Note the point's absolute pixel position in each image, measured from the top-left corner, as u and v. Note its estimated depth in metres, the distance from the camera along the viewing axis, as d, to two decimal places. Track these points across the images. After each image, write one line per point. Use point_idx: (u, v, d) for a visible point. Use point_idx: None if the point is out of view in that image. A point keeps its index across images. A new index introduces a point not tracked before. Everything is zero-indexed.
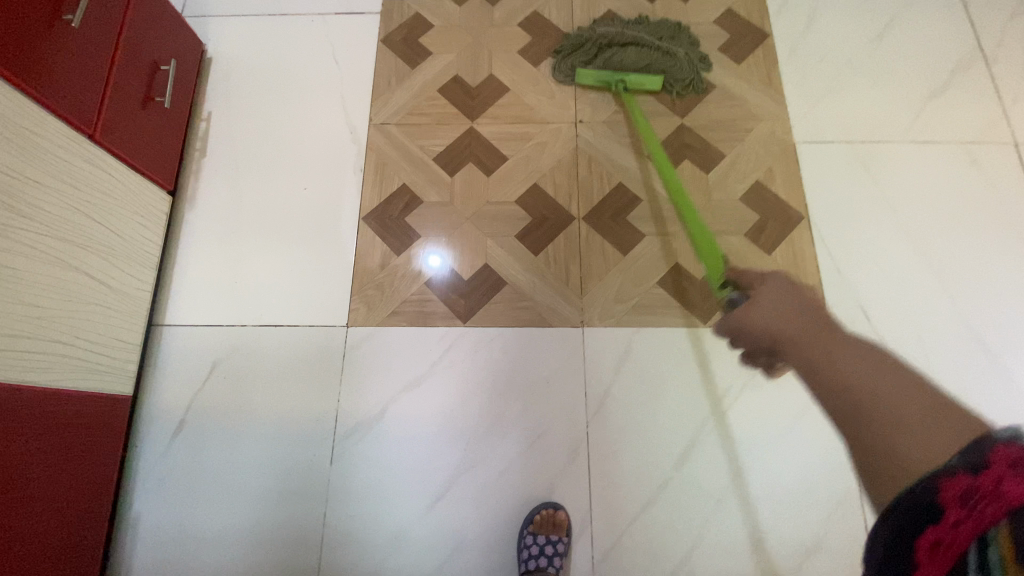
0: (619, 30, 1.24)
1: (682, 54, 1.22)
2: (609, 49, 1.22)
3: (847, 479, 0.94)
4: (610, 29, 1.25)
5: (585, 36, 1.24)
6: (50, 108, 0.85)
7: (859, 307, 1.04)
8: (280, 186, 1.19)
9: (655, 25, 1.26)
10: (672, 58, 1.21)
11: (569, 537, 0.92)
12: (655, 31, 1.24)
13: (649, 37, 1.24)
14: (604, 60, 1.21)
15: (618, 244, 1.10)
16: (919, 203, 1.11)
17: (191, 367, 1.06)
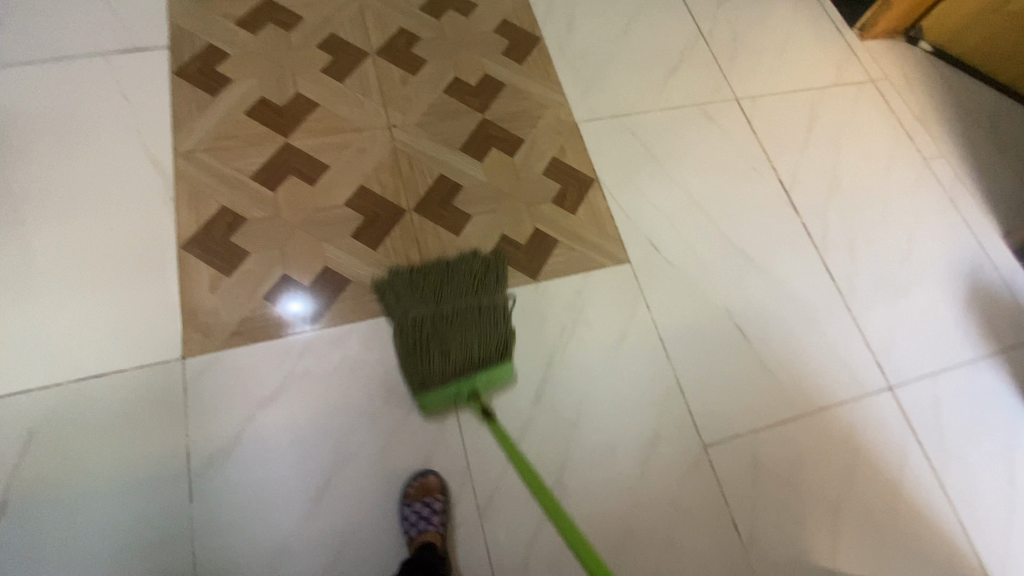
0: (433, 305, 1.06)
1: (501, 294, 1.09)
2: (441, 342, 1.01)
3: (670, 379, 1.13)
4: (421, 300, 1.06)
5: (407, 340, 1.01)
6: None
7: (649, 241, 1.26)
8: (82, 230, 1.11)
9: (461, 275, 1.10)
10: (499, 318, 1.05)
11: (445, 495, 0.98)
12: (473, 294, 1.08)
13: (462, 283, 1.09)
14: (443, 367, 0.99)
15: (450, 227, 1.21)
16: (680, 156, 1.39)
17: (3, 439, 0.94)
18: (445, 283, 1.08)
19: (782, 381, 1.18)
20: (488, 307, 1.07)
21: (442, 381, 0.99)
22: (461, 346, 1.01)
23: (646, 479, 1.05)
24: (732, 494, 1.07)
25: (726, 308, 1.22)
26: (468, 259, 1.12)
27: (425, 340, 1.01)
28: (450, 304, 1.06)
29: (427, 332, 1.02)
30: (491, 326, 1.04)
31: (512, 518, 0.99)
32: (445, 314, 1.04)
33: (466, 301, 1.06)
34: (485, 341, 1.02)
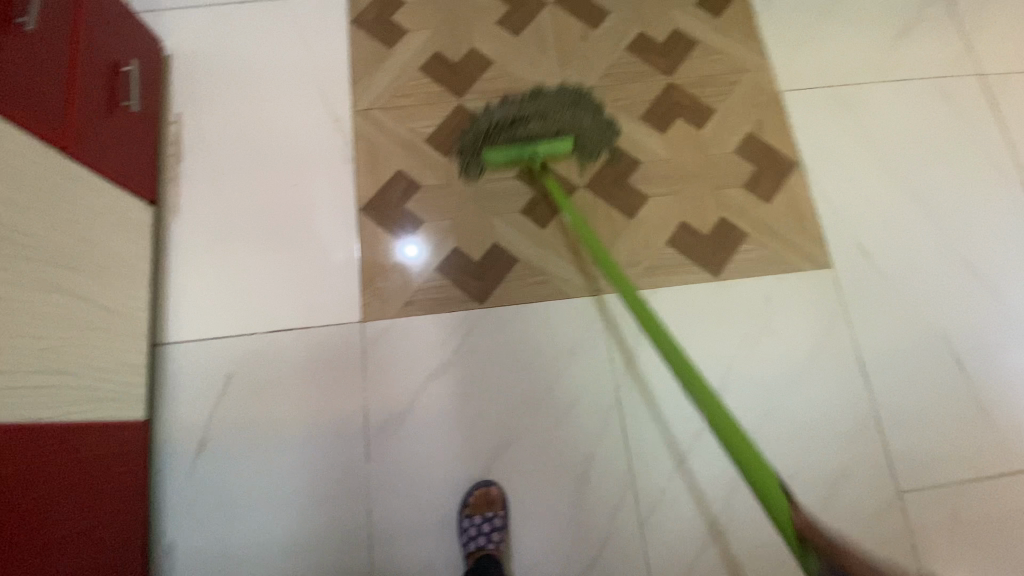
0: (517, 106, 1.13)
1: (586, 105, 1.15)
2: (513, 128, 1.11)
3: (864, 408, 1.00)
4: (509, 103, 1.15)
5: (483, 130, 1.11)
6: (24, 125, 0.79)
7: (855, 244, 1.08)
8: (268, 184, 1.13)
9: (554, 94, 1.15)
10: (575, 117, 1.12)
11: (506, 510, 0.95)
12: (557, 103, 1.14)
13: (551, 97, 1.15)
14: (510, 132, 1.11)
15: (625, 209, 1.11)
16: (903, 141, 1.16)
17: (206, 382, 1.02)
18: (535, 94, 1.15)
19: (1003, 428, 1.00)
20: (569, 122, 1.12)
21: (509, 141, 1.10)
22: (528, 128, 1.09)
23: (826, 516, 0.95)
24: (926, 549, 0.94)
25: (942, 333, 1.04)
26: (565, 89, 1.17)
27: (503, 129, 1.11)
28: (533, 107, 1.12)
29: (504, 123, 1.11)
30: (564, 117, 1.12)
31: (674, 531, 0.95)
32: (526, 113, 1.12)
33: (549, 110, 1.12)
34: (554, 124, 1.11)
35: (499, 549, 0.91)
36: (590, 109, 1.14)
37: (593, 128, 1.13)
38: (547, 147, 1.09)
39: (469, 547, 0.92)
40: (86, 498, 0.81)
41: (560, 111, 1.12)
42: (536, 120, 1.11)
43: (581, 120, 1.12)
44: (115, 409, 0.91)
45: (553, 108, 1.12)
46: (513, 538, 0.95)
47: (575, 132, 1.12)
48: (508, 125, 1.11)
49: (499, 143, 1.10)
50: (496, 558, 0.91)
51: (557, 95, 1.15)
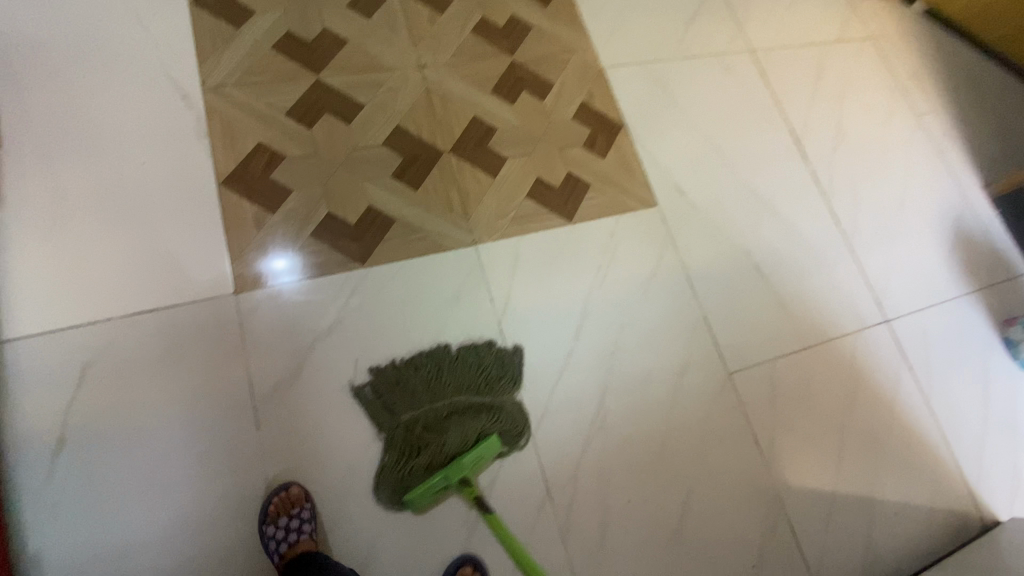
0: (427, 402, 1.02)
1: (506, 393, 1.07)
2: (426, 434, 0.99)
3: (698, 312, 1.22)
4: (419, 402, 1.02)
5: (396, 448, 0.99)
6: None
7: (675, 186, 1.32)
8: (111, 165, 1.06)
9: (451, 368, 1.06)
10: (499, 415, 1.04)
11: (312, 502, 0.94)
12: (474, 390, 1.05)
13: (461, 377, 1.05)
14: (427, 458, 0.98)
15: (487, 169, 1.23)
16: (701, 104, 1.43)
17: (56, 375, 0.93)
18: (440, 382, 1.04)
19: (796, 315, 1.28)
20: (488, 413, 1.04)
21: (428, 473, 0.97)
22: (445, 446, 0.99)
23: (679, 404, 1.14)
24: (754, 416, 1.18)
25: (747, 249, 1.31)
26: (481, 362, 1.08)
27: (417, 434, 0.99)
28: (446, 398, 1.03)
29: (417, 426, 1.00)
30: (492, 427, 1.03)
31: (561, 437, 1.08)
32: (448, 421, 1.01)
33: (467, 404, 1.04)
34: (477, 426, 1.01)
35: (312, 540, 0.90)
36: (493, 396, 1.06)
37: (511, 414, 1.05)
38: (471, 458, 0.97)
39: (282, 548, 0.90)
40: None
41: (470, 423, 1.02)
42: (457, 426, 1.00)
43: (506, 418, 1.05)
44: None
45: (460, 390, 1.04)
46: None
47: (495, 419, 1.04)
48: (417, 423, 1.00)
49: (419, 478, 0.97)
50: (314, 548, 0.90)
51: (472, 371, 1.06)
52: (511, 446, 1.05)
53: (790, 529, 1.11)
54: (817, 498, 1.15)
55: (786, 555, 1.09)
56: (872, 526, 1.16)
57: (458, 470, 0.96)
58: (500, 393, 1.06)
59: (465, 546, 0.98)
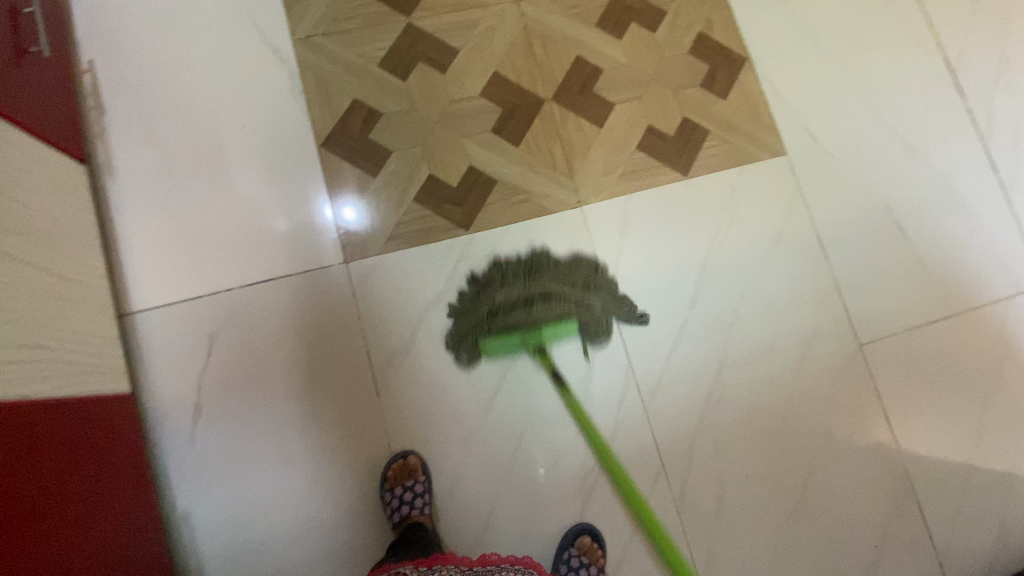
0: (523, 278, 0.99)
1: (601, 296, 1.03)
2: (514, 303, 0.97)
3: (826, 277, 1.12)
4: (504, 280, 0.99)
5: (483, 309, 0.97)
6: None
7: (806, 131, 1.17)
8: (211, 128, 1.03)
9: (553, 259, 1.01)
10: (590, 310, 1.00)
11: (427, 476, 0.96)
12: (569, 284, 1.00)
13: (560, 269, 1.01)
14: (511, 319, 0.96)
15: (593, 118, 1.12)
16: (836, 30, 1.23)
17: (185, 345, 0.95)
18: (531, 265, 1.00)
19: (937, 278, 1.14)
20: (581, 307, 1.00)
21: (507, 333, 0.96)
22: (532, 315, 0.96)
23: (802, 375, 1.08)
24: (884, 390, 1.09)
25: (884, 204, 1.16)
26: (567, 259, 1.04)
27: (506, 301, 0.97)
28: (542, 280, 0.99)
29: (509, 298, 0.97)
30: (578, 310, 0.99)
31: (676, 409, 1.04)
32: (533, 294, 0.97)
33: (554, 284, 0.99)
34: (562, 304, 0.98)
35: (424, 514, 0.93)
36: (590, 292, 1.01)
37: (606, 314, 1.02)
38: (551, 332, 0.96)
39: (396, 516, 0.92)
40: (58, 510, 0.66)
41: (565, 304, 0.98)
42: (542, 301, 0.97)
43: (592, 307, 1.01)
44: (76, 394, 0.76)
45: (558, 277, 1.00)
46: (532, 443, 0.99)
47: (586, 314, 1.00)
48: (511, 293, 0.98)
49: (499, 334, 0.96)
50: (424, 521, 0.93)
51: (569, 267, 1.02)
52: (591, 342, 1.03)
53: (918, 511, 1.06)
54: (951, 479, 1.07)
55: (912, 537, 1.05)
56: (1010, 508, 1.08)
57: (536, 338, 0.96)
58: (598, 295, 1.02)
59: (581, 516, 0.98)
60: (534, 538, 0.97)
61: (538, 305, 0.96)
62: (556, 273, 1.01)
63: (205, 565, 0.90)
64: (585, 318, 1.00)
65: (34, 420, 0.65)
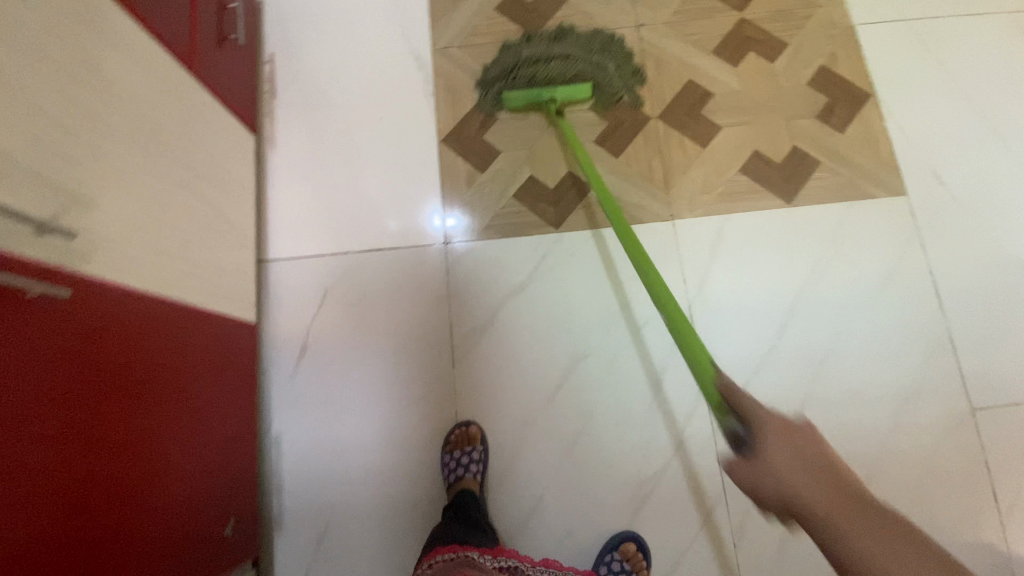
0: (548, 43, 1.17)
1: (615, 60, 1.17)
2: (538, 69, 1.15)
3: (939, 328, 1.02)
4: (532, 41, 1.18)
5: (510, 68, 1.16)
6: (168, 47, 0.87)
7: (932, 173, 1.10)
8: (356, 116, 1.21)
9: (578, 36, 1.18)
10: (603, 68, 1.15)
11: (484, 448, 1.00)
12: (586, 48, 1.17)
13: (581, 37, 1.18)
14: (532, 73, 1.15)
15: (697, 138, 1.14)
16: (981, 72, 1.15)
17: (304, 293, 1.11)
18: (557, 33, 1.18)
19: None
20: (594, 67, 1.15)
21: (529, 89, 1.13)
22: (549, 69, 1.14)
23: (897, 430, 0.99)
24: (999, 465, 0.96)
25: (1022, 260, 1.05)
26: (589, 31, 1.20)
27: (531, 57, 1.16)
28: (565, 45, 1.17)
29: (535, 54, 1.15)
30: (591, 68, 1.14)
31: None
32: (553, 53, 1.15)
33: (574, 49, 1.16)
34: (578, 62, 1.15)
35: (475, 480, 0.96)
36: (606, 56, 1.17)
37: (619, 78, 1.16)
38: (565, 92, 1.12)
39: (451, 478, 0.98)
40: (176, 401, 0.80)
41: (579, 60, 1.15)
42: (561, 59, 1.14)
43: (606, 66, 1.15)
44: (212, 315, 0.92)
45: (579, 47, 1.17)
46: (591, 440, 1.01)
47: (600, 74, 1.14)
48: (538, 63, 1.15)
49: (520, 87, 1.15)
50: (474, 488, 0.96)
51: (589, 36, 1.18)
52: (602, 105, 1.16)
53: None
54: None
55: None
56: None
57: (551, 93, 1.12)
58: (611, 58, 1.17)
59: (629, 525, 0.97)
60: (578, 535, 0.97)
61: (556, 70, 1.14)
62: (578, 45, 1.17)
63: (283, 488, 1.02)
64: (598, 78, 1.14)
65: (171, 324, 0.80)
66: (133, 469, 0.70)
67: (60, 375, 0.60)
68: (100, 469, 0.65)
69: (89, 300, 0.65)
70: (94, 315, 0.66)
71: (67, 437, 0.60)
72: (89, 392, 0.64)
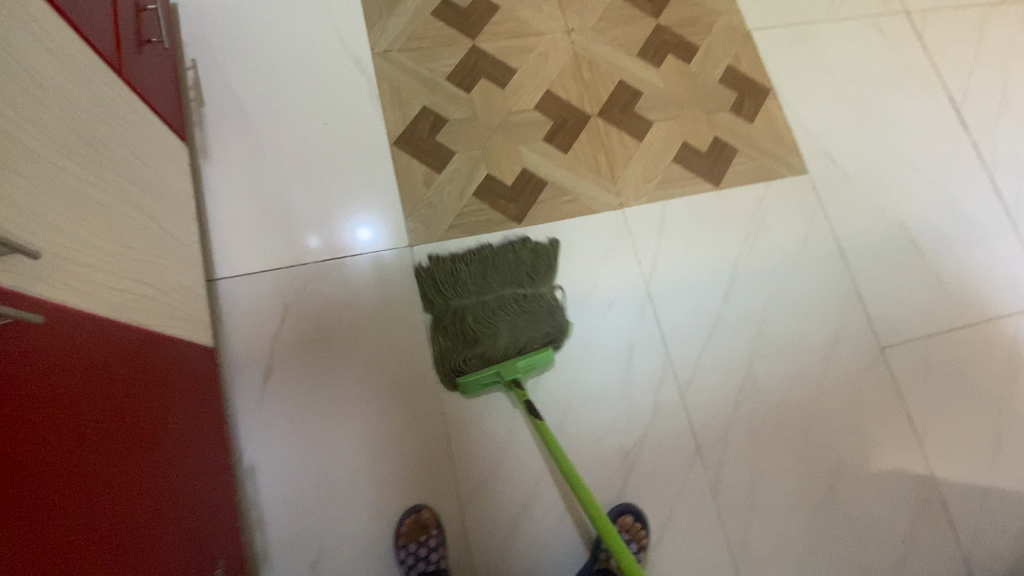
0: (476, 294, 1.04)
1: (546, 286, 1.08)
2: (485, 343, 1.00)
3: (848, 284, 1.20)
4: (460, 286, 1.05)
5: (456, 360, 1.01)
6: (97, 51, 0.80)
7: (826, 155, 1.29)
8: (297, 123, 1.16)
9: (501, 270, 1.07)
10: (544, 308, 1.05)
11: (440, 529, 0.97)
12: (519, 282, 1.06)
13: (506, 271, 1.06)
14: (483, 354, 1.00)
15: (634, 133, 1.24)
16: (850, 69, 1.37)
17: (263, 311, 1.04)
18: (483, 275, 1.06)
19: (952, 292, 1.23)
20: (534, 301, 1.05)
21: (485, 367, 0.99)
22: (499, 340, 1.00)
23: (828, 374, 1.14)
24: (906, 391, 1.15)
25: (899, 222, 1.27)
26: (510, 252, 1.10)
27: (470, 328, 1.01)
28: (492, 290, 1.05)
29: (472, 321, 1.01)
30: (533, 307, 1.04)
31: (710, 399, 1.10)
32: (488, 302, 1.03)
33: (507, 289, 1.05)
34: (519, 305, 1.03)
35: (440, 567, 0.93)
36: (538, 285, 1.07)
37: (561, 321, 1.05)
38: (524, 363, 0.99)
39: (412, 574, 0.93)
40: (150, 437, 0.72)
41: (522, 317, 1.03)
42: (503, 314, 1.02)
43: (543, 309, 1.05)
44: (176, 340, 0.85)
45: (511, 290, 1.05)
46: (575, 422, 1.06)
47: (541, 307, 1.05)
48: (480, 337, 1.01)
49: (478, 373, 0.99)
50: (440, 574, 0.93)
51: (514, 264, 1.07)
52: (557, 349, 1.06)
53: (943, 510, 1.10)
54: (971, 481, 1.12)
55: (935, 533, 1.08)
56: None
57: (510, 370, 0.98)
58: (547, 296, 1.07)
59: (620, 494, 1.03)
60: (576, 513, 1.01)
61: (502, 342, 1.00)
62: (510, 287, 1.06)
63: (264, 519, 0.95)
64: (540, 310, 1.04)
65: (137, 354, 0.72)
66: (121, 513, 0.63)
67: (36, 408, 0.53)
68: (85, 514, 0.57)
69: (54, 327, 0.58)
70: (61, 346, 0.59)
71: (49, 479, 0.53)
72: (66, 429, 0.57)
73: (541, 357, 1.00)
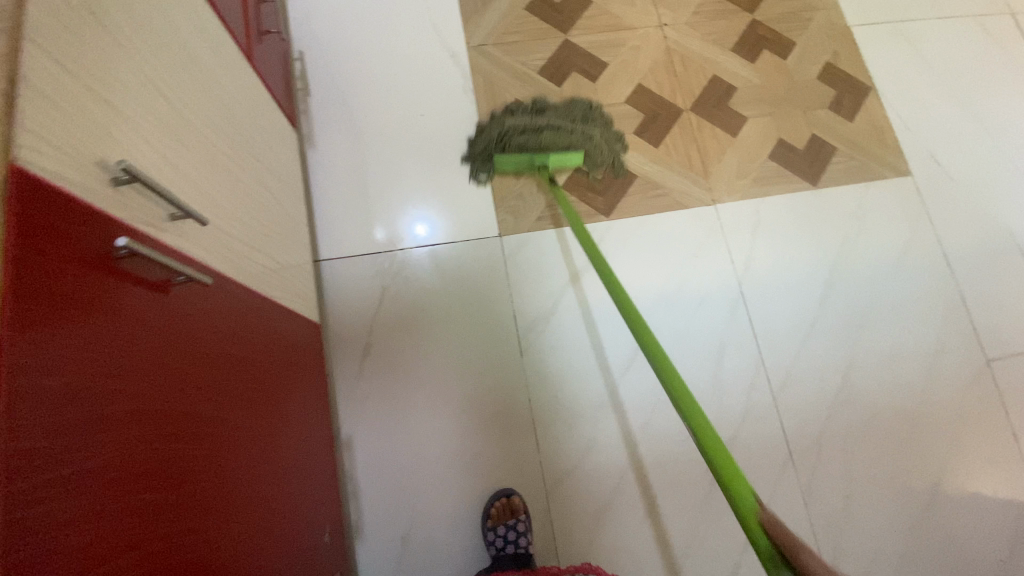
0: (529, 118, 1.13)
1: (598, 129, 1.14)
2: (527, 133, 1.11)
3: (953, 291, 1.15)
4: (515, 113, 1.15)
5: (495, 139, 1.12)
6: (234, 39, 0.85)
7: (931, 156, 1.23)
8: (395, 112, 1.20)
9: (556, 108, 1.15)
10: (589, 137, 1.12)
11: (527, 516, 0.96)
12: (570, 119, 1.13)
13: (562, 111, 1.15)
14: (522, 139, 1.11)
15: (727, 128, 1.22)
16: (957, 68, 1.31)
17: (362, 291, 1.08)
18: (538, 108, 1.15)
19: None
20: (581, 133, 1.11)
21: (520, 152, 1.11)
22: (540, 137, 1.10)
23: (929, 385, 1.09)
24: (1015, 407, 1.09)
25: (1011, 229, 1.20)
26: (566, 103, 1.17)
27: (516, 137, 1.11)
28: (545, 117, 1.12)
29: (518, 133, 1.11)
30: (580, 136, 1.11)
31: (803, 402, 1.07)
32: (541, 125, 1.11)
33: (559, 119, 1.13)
34: (568, 134, 1.11)
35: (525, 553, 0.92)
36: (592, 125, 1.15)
37: (608, 148, 1.14)
38: (556, 159, 1.10)
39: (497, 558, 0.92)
40: (275, 402, 0.76)
41: (567, 129, 1.11)
42: (550, 132, 1.10)
43: (593, 135, 1.12)
44: (293, 313, 0.90)
45: (562, 120, 1.12)
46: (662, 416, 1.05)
47: (587, 143, 1.11)
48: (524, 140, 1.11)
49: (511, 152, 1.11)
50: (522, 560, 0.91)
51: (569, 106, 1.16)
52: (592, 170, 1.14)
53: None
54: None
55: None
56: None
57: (542, 156, 1.10)
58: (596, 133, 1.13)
59: (707, 493, 1.01)
60: (661, 508, 1.00)
61: (545, 139, 1.10)
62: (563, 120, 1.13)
63: (359, 492, 0.98)
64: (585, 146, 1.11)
65: (267, 323, 0.77)
66: (255, 470, 0.67)
67: (183, 368, 0.55)
68: (220, 467, 0.59)
69: (214, 293, 0.63)
70: (217, 310, 0.64)
71: (183, 435, 0.52)
72: (216, 382, 0.61)
73: (571, 158, 1.10)
